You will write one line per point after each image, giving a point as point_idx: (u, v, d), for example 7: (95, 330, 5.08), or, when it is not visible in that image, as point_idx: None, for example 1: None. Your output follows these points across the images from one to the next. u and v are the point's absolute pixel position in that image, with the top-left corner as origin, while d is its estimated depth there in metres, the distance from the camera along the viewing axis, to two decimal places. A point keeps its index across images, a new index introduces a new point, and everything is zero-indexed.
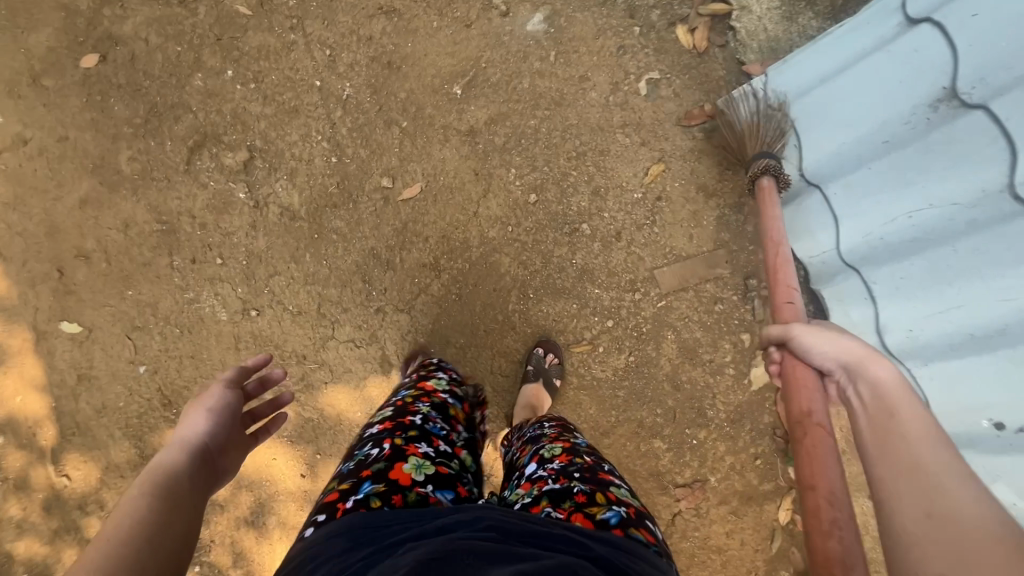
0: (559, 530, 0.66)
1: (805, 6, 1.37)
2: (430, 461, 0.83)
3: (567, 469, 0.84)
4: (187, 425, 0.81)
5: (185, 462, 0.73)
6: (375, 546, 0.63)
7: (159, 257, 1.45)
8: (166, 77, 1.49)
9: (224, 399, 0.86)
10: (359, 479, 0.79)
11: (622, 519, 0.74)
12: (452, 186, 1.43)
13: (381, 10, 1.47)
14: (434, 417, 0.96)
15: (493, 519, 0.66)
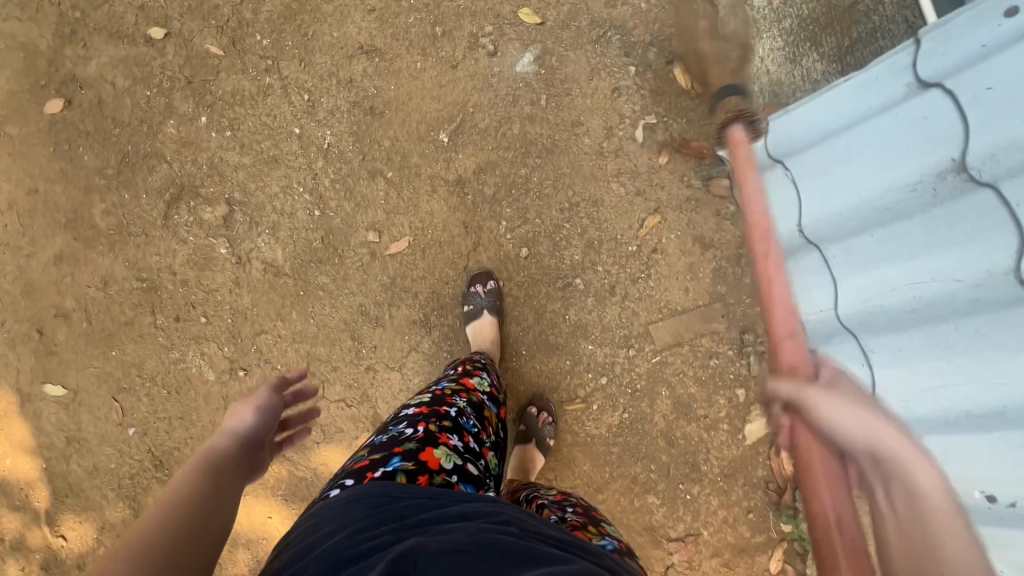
0: (571, 538, 0.70)
1: (811, 47, 1.28)
2: (458, 456, 0.85)
3: (562, 504, 0.91)
4: (232, 418, 0.76)
5: (228, 453, 0.68)
6: (394, 522, 0.65)
7: (141, 315, 1.40)
8: (137, 124, 1.41)
9: (269, 399, 0.81)
10: (389, 454, 0.81)
11: (617, 548, 0.79)
12: (441, 240, 1.38)
13: (361, 50, 1.39)
14: (470, 411, 0.97)
15: (510, 514, 0.69)
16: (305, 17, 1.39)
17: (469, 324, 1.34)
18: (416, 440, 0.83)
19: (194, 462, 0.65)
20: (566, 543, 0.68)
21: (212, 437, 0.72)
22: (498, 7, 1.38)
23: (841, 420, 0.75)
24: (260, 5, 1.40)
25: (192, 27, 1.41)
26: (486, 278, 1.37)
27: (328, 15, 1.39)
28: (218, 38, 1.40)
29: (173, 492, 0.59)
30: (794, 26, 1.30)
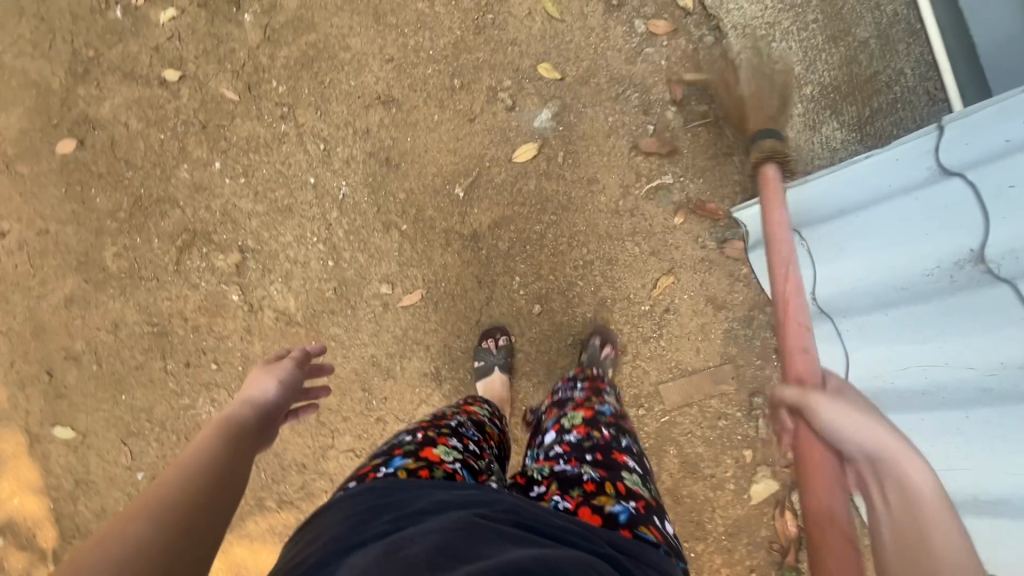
0: (572, 525, 0.67)
1: (831, 114, 1.29)
2: (457, 452, 0.85)
3: (581, 449, 0.89)
4: (254, 386, 0.81)
5: (249, 419, 0.73)
6: (396, 509, 0.65)
7: (152, 360, 1.40)
8: (150, 167, 1.40)
9: (292, 371, 0.86)
10: (390, 457, 0.81)
11: (630, 517, 0.74)
12: (453, 293, 1.38)
13: (378, 100, 1.38)
14: (470, 424, 0.98)
15: (509, 501, 0.68)
16: (322, 64, 1.38)
17: (480, 380, 1.35)
18: (415, 442, 0.84)
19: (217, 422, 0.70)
20: (567, 531, 0.66)
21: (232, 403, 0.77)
22: (518, 61, 1.37)
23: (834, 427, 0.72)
24: (276, 50, 1.39)
25: (207, 70, 1.40)
26: (499, 333, 1.37)
27: (345, 63, 1.38)
28: (233, 83, 1.39)
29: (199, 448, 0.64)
30: (814, 92, 1.30)
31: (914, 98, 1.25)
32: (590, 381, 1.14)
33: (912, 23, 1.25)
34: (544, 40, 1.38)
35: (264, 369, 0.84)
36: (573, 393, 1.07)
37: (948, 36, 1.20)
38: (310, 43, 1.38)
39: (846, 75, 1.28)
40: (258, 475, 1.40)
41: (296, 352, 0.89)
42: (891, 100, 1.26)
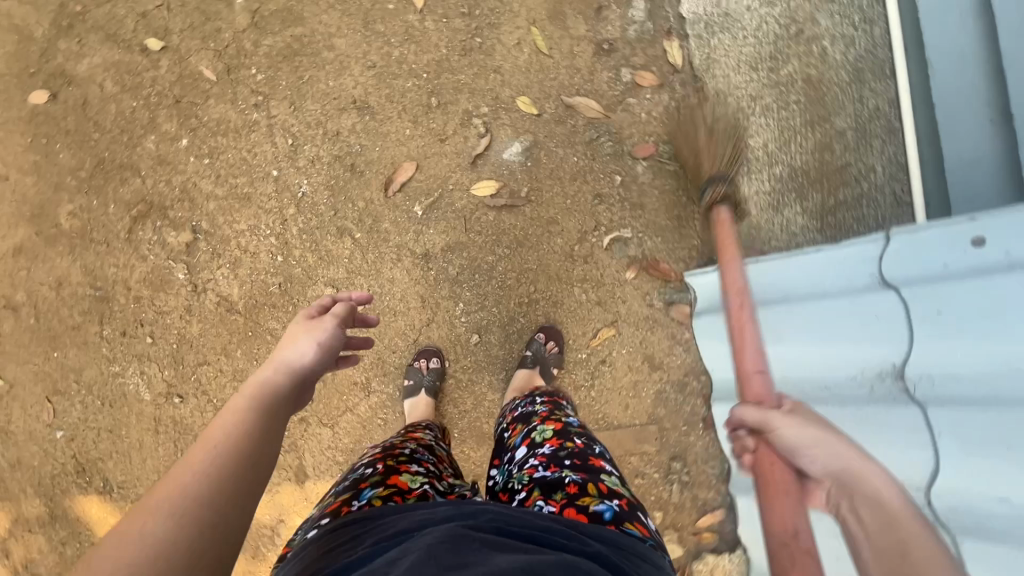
0: (558, 528, 0.65)
1: (795, 198, 1.29)
2: (423, 476, 0.84)
3: (558, 455, 0.85)
4: (293, 346, 0.80)
5: (281, 397, 0.72)
6: (380, 532, 0.63)
7: (89, 323, 1.40)
8: (117, 132, 1.40)
9: (334, 331, 0.83)
10: (357, 490, 0.79)
11: (615, 513, 0.74)
12: (396, 308, 1.38)
13: (353, 104, 1.37)
14: (423, 448, 0.95)
15: (495, 510, 0.66)
16: (304, 59, 1.38)
17: (407, 399, 1.34)
18: (378, 473, 0.82)
19: (252, 395, 0.70)
20: (553, 535, 0.64)
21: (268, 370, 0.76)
22: (498, 90, 1.37)
23: (805, 446, 0.73)
24: (261, 37, 1.38)
25: (190, 45, 1.39)
26: (432, 354, 1.37)
27: (327, 63, 1.38)
28: (214, 63, 1.39)
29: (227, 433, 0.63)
30: (784, 173, 1.30)
31: (880, 196, 1.25)
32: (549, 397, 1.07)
33: (891, 121, 1.25)
34: (529, 73, 1.37)
35: (306, 328, 0.81)
36: (535, 408, 1.01)
37: (922, 141, 1.17)
38: (295, 37, 1.38)
39: (817, 162, 1.28)
40: (174, 454, 1.40)
41: (342, 306, 0.86)
42: (857, 195, 1.26)
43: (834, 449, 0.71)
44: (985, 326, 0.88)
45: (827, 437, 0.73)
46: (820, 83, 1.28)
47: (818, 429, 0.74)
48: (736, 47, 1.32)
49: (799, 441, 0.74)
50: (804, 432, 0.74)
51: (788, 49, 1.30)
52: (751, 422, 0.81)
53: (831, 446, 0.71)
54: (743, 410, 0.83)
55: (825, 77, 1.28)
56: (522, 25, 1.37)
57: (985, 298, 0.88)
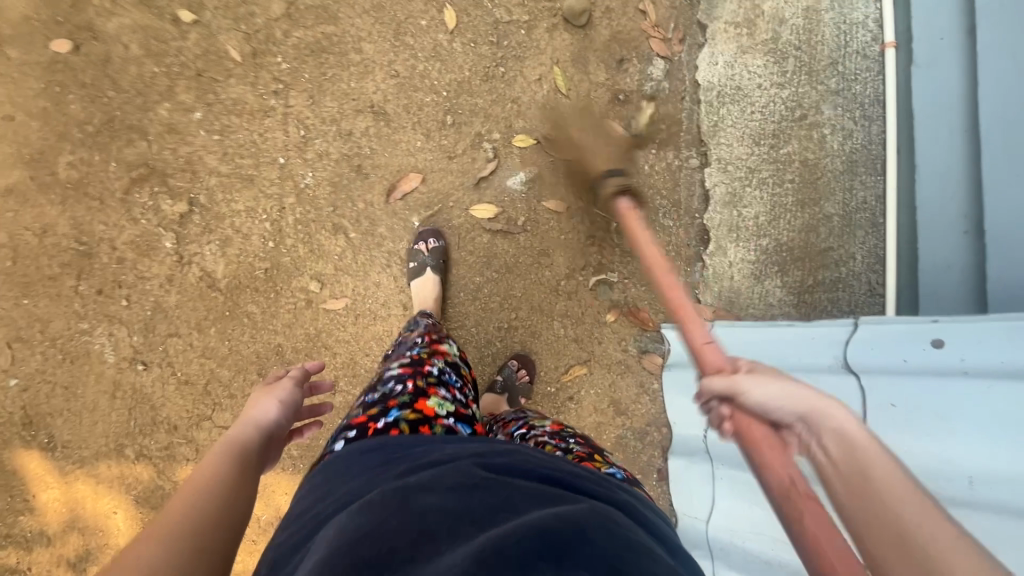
0: (579, 473, 0.74)
1: (777, 271, 1.35)
2: (449, 402, 0.93)
3: (562, 433, 0.93)
4: (257, 408, 0.86)
5: (250, 442, 0.78)
6: (411, 461, 0.71)
7: (66, 276, 1.39)
8: (133, 94, 1.41)
9: (292, 393, 0.92)
10: (386, 408, 0.89)
11: (624, 476, 0.82)
12: (376, 312, 1.39)
13: (370, 108, 1.40)
14: (450, 367, 1.04)
15: (524, 453, 0.75)
16: (330, 57, 1.41)
17: (413, 281, 1.35)
18: (409, 396, 0.90)
19: (223, 445, 0.75)
20: (580, 479, 0.72)
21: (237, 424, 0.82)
22: (512, 119, 1.41)
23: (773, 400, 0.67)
24: (292, 29, 1.41)
25: (222, 23, 1.42)
26: (431, 235, 1.38)
27: (353, 64, 1.41)
28: (241, 45, 1.41)
29: (206, 474, 0.66)
30: (769, 246, 1.35)
31: (856, 282, 1.31)
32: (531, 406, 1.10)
33: (876, 215, 1.30)
34: (545, 109, 1.42)
35: (264, 390, 0.89)
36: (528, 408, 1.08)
37: (900, 239, 1.24)
38: (325, 34, 1.41)
39: (802, 241, 1.34)
40: (127, 421, 1.38)
41: (295, 372, 0.96)
42: (835, 278, 1.32)
43: (806, 399, 0.65)
44: (934, 420, 0.95)
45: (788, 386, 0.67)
46: (817, 167, 1.34)
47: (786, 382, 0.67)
48: (743, 119, 1.38)
49: (767, 398, 0.68)
50: (778, 387, 0.67)
51: (790, 130, 1.35)
52: (718, 390, 0.73)
53: (799, 397, 0.65)
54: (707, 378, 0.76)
55: (821, 162, 1.34)
56: (546, 63, 1.43)
57: (937, 397, 0.95)
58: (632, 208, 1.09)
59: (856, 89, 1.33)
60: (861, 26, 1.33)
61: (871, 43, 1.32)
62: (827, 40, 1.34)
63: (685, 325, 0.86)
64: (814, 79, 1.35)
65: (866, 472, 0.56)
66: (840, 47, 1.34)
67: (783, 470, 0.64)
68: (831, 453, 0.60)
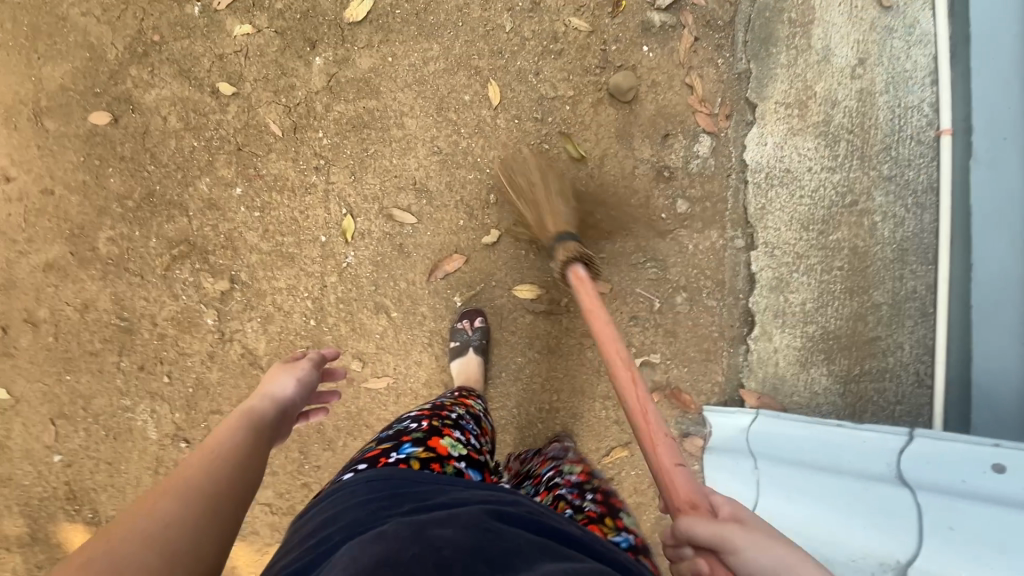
0: (582, 533, 0.68)
1: (823, 359, 1.34)
2: (463, 445, 0.91)
3: (582, 488, 0.92)
4: (275, 383, 0.94)
5: (268, 416, 0.84)
6: (417, 501, 0.69)
7: (108, 351, 1.39)
8: (173, 168, 1.39)
9: (310, 371, 1.00)
10: (399, 443, 0.87)
11: (632, 545, 0.79)
12: (418, 391, 1.39)
13: (413, 186, 1.38)
14: (469, 417, 1.03)
15: (531, 506, 0.72)
16: (372, 132, 1.39)
17: (455, 360, 1.34)
18: (423, 431, 0.89)
19: (237, 419, 0.80)
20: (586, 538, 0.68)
21: (255, 396, 0.89)
22: None
23: None
24: (333, 102, 1.39)
25: (261, 95, 1.40)
26: (476, 315, 1.37)
27: (395, 140, 1.39)
28: (282, 118, 1.39)
29: (222, 441, 0.73)
30: (816, 334, 1.34)
31: (903, 373, 1.29)
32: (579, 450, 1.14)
33: (926, 305, 1.27)
34: (588, 186, 1.40)
35: (286, 367, 0.97)
36: (568, 451, 1.09)
37: (953, 338, 1.23)
38: (367, 108, 1.39)
39: (849, 329, 1.32)
40: None
41: (313, 354, 1.04)
42: (882, 368, 1.31)
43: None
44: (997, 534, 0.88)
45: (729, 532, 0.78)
46: (866, 256, 1.32)
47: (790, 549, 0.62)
48: (791, 203, 1.36)
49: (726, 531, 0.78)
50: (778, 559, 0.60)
51: (840, 217, 1.33)
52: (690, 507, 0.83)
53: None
54: (689, 521, 0.68)
55: (871, 250, 1.32)
56: (590, 139, 1.40)
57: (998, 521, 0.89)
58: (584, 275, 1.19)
59: (908, 175, 1.30)
60: (915, 111, 1.29)
61: (926, 127, 1.28)
62: (880, 123, 1.32)
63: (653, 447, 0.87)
64: (866, 164, 1.32)
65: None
66: (893, 131, 1.31)
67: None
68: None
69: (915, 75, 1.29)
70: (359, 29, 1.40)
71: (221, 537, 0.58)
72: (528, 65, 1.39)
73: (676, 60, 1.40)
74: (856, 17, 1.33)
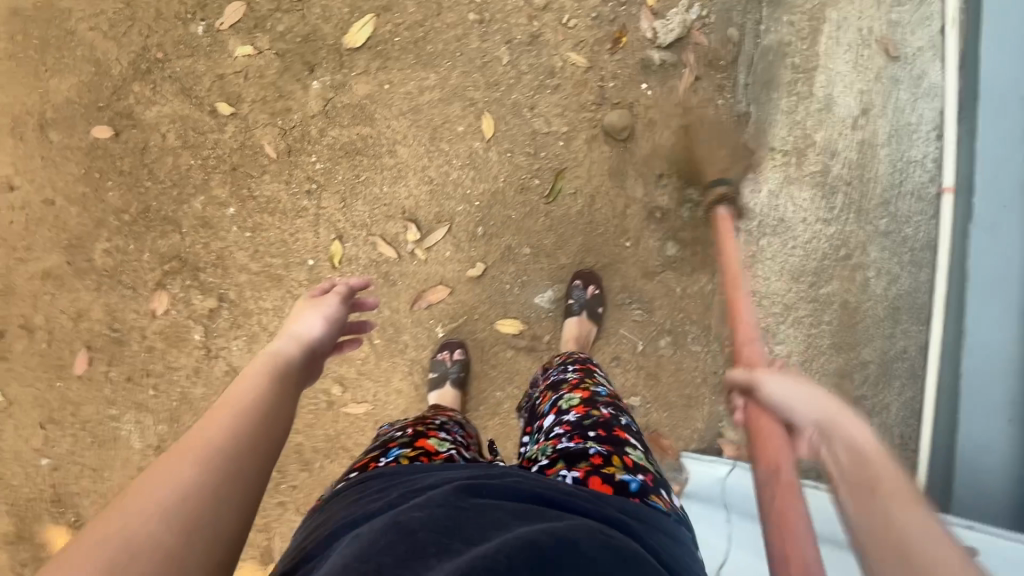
0: (581, 492, 0.67)
1: None
2: (450, 442, 0.86)
3: (583, 426, 0.85)
4: (301, 324, 0.85)
5: (295, 361, 0.77)
6: (407, 485, 0.65)
7: (98, 361, 1.42)
8: (169, 185, 1.42)
9: (338, 307, 0.89)
10: (385, 448, 0.81)
11: (640, 485, 0.73)
12: (396, 419, 1.40)
13: (402, 214, 1.39)
14: (455, 421, 0.96)
15: (518, 478, 0.67)
16: (364, 158, 1.39)
17: (433, 391, 1.34)
18: (407, 437, 0.84)
19: (262, 364, 0.73)
20: (578, 498, 0.65)
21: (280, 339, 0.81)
22: (544, 234, 1.38)
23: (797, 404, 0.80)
24: (328, 127, 1.40)
25: (258, 117, 1.41)
26: (456, 347, 1.37)
27: (386, 167, 1.39)
28: (277, 140, 1.41)
29: (247, 392, 0.66)
30: None
31: (889, 434, 1.26)
32: (581, 365, 1.07)
33: (917, 366, 1.24)
34: (577, 222, 1.38)
35: (311, 304, 0.88)
36: (566, 376, 1.02)
37: (941, 401, 1.19)
38: (361, 135, 1.40)
39: (835, 386, 1.30)
40: None
41: (342, 286, 0.92)
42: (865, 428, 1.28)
43: (817, 401, 0.78)
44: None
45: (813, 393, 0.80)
46: (856, 310, 1.29)
47: (809, 390, 0.81)
48: (783, 253, 1.32)
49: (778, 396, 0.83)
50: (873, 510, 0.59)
51: (833, 269, 1.30)
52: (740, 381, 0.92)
53: (820, 407, 0.77)
54: (736, 375, 0.95)
55: (862, 306, 1.29)
56: (583, 176, 1.38)
57: None
58: (728, 216, 1.27)
59: (905, 232, 1.27)
60: (917, 166, 1.26)
61: (927, 183, 1.25)
62: (880, 177, 1.28)
63: (737, 327, 1.17)
64: (863, 218, 1.29)
65: (873, 482, 0.61)
66: (893, 185, 1.27)
67: (784, 455, 0.81)
68: (838, 456, 0.68)
69: (920, 129, 1.26)
70: (357, 55, 1.40)
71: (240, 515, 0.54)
72: (523, 98, 1.38)
73: (674, 99, 1.37)
74: (862, 65, 1.29)
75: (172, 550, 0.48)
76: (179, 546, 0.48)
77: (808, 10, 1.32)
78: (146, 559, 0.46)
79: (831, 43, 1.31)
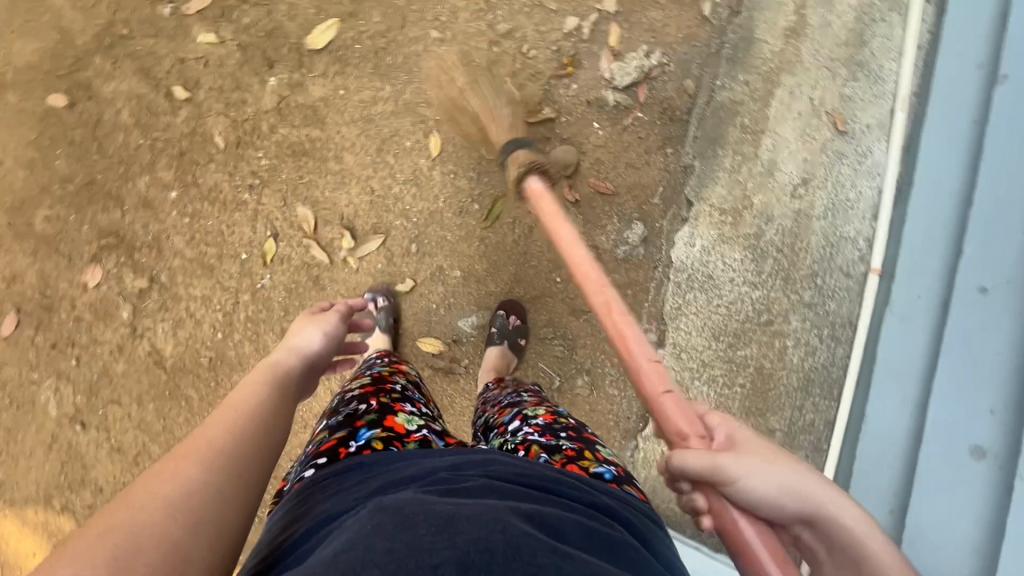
0: (561, 475, 0.68)
1: None
2: (419, 416, 0.83)
3: (552, 428, 0.87)
4: (300, 335, 0.86)
5: (296, 371, 0.78)
6: (388, 476, 0.64)
7: (26, 325, 1.44)
8: (117, 161, 1.43)
9: (337, 323, 0.90)
10: (353, 429, 0.77)
11: (615, 475, 0.77)
12: (307, 422, 1.41)
13: (340, 221, 1.40)
14: (412, 386, 0.93)
15: (499, 463, 0.67)
16: (310, 160, 1.41)
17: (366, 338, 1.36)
18: (373, 413, 0.80)
19: (262, 375, 0.72)
20: (562, 485, 0.65)
21: (280, 349, 0.81)
22: (477, 259, 1.39)
23: (775, 495, 0.63)
24: (279, 124, 1.41)
25: (212, 105, 1.42)
26: (381, 295, 1.37)
27: (330, 172, 1.40)
28: (227, 131, 1.42)
29: (245, 399, 0.66)
30: None
31: None
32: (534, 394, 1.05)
33: (820, 440, 1.23)
34: (511, 252, 1.38)
35: (312, 319, 0.88)
36: (523, 396, 1.01)
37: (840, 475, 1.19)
38: (309, 137, 1.41)
39: None
40: (58, 474, 1.44)
41: (340, 305, 0.94)
42: None
43: (805, 488, 0.64)
44: None
45: (790, 476, 0.64)
46: (769, 377, 1.28)
47: (782, 469, 0.64)
48: (707, 309, 1.32)
49: (760, 489, 0.63)
50: None
51: (753, 333, 1.30)
52: (702, 475, 0.65)
53: (799, 491, 0.64)
54: (682, 456, 0.67)
55: (778, 373, 1.28)
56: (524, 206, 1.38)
57: None
58: (541, 188, 1.10)
59: (828, 306, 1.26)
60: (850, 242, 1.27)
61: (858, 260, 1.26)
62: (811, 247, 1.28)
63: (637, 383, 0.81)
64: (789, 286, 1.28)
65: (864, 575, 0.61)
66: (823, 258, 1.27)
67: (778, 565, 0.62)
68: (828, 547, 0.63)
69: (856, 207, 1.27)
70: (317, 57, 1.41)
71: (242, 508, 0.53)
72: None
73: (625, 140, 1.36)
74: (808, 135, 1.30)
75: (179, 541, 0.46)
76: (186, 542, 0.46)
77: (764, 72, 1.33)
78: (150, 554, 0.44)
79: (782, 108, 1.31)
